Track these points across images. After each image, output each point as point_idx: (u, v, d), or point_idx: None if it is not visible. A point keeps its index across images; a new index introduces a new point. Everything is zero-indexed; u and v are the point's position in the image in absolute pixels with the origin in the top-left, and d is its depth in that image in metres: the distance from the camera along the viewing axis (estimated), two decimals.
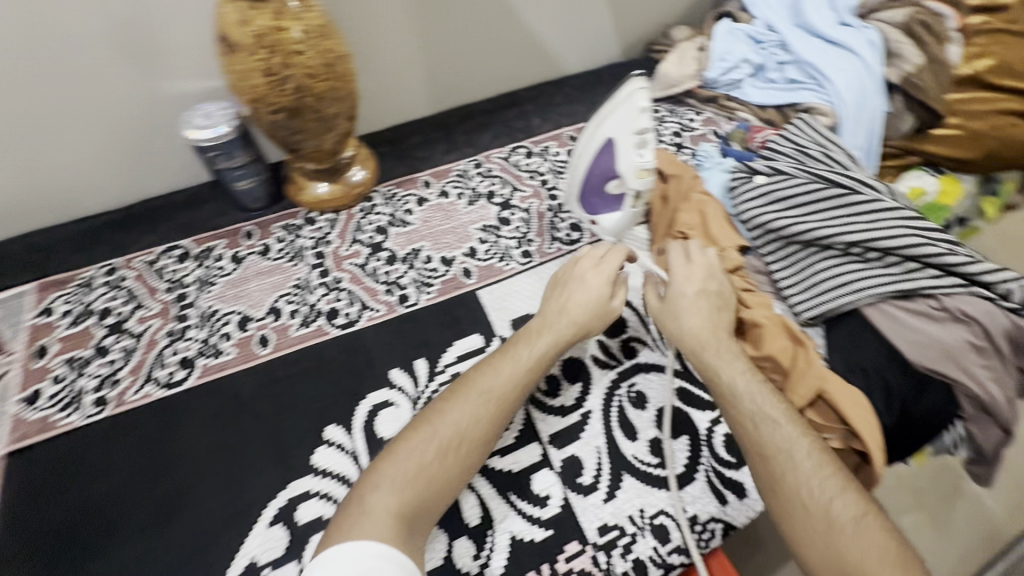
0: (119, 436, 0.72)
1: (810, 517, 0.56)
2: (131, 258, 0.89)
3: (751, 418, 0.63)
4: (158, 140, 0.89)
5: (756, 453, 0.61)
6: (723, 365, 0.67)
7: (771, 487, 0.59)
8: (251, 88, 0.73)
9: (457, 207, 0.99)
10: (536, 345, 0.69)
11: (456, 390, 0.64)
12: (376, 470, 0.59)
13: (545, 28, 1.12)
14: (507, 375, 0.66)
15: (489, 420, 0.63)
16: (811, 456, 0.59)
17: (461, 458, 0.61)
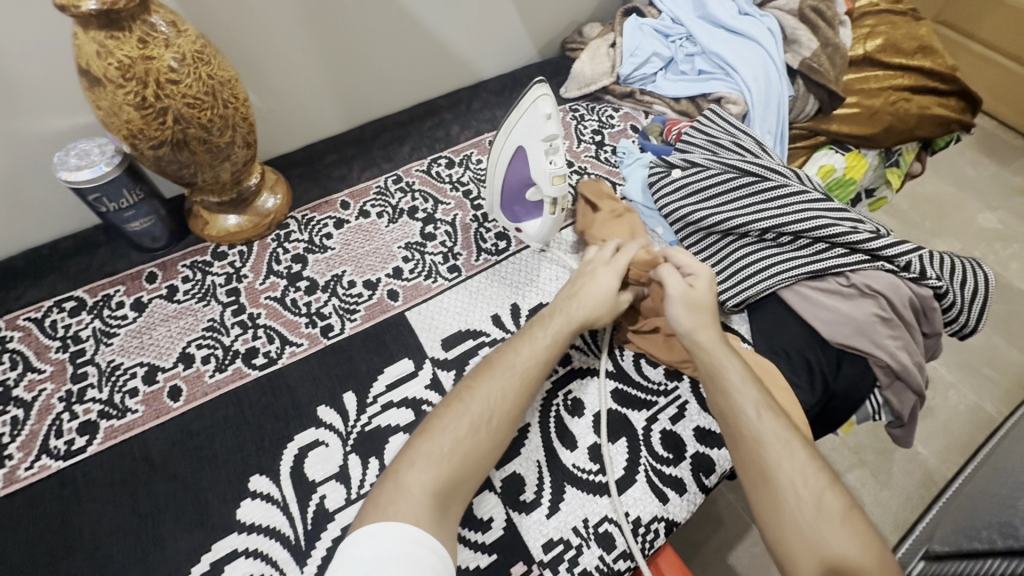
0: (14, 518, 0.65)
1: (799, 504, 0.56)
2: (15, 317, 0.80)
3: (754, 406, 0.63)
4: (33, 185, 0.81)
5: (752, 439, 0.61)
6: (720, 354, 0.67)
7: (760, 474, 0.59)
8: (126, 123, 0.67)
9: (378, 226, 0.95)
10: (556, 321, 0.70)
11: (487, 370, 0.65)
12: (406, 462, 0.57)
13: (455, 34, 1.09)
14: (535, 353, 0.67)
15: (519, 396, 0.64)
16: (803, 451, 0.60)
17: (494, 432, 0.61)
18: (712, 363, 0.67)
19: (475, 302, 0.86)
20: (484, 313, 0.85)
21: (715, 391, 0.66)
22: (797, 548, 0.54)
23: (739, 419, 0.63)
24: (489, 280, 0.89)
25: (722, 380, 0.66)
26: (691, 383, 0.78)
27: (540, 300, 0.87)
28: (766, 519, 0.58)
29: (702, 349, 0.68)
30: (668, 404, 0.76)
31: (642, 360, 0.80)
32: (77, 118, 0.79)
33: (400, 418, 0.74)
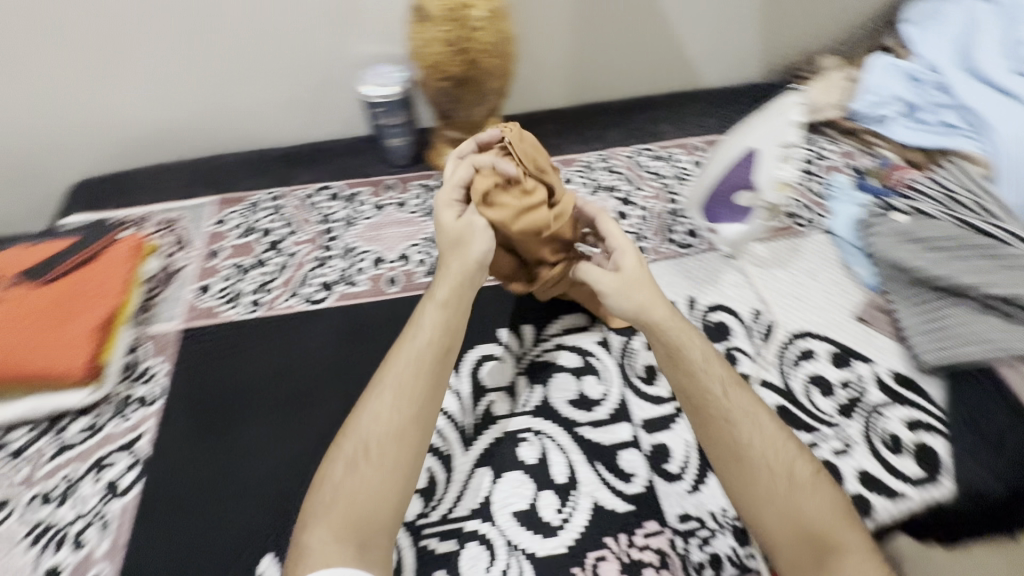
0: (264, 336, 0.81)
1: (773, 477, 0.60)
2: (293, 190, 1.01)
3: (720, 385, 0.66)
4: (335, 92, 1.01)
5: (723, 418, 0.64)
6: (679, 330, 0.68)
7: (733, 454, 0.62)
8: (431, 56, 0.82)
9: (579, 194, 1.03)
10: (421, 323, 0.67)
11: (367, 399, 0.63)
12: (311, 519, 0.57)
13: (690, 38, 1.14)
14: (405, 369, 0.64)
15: (404, 413, 0.61)
16: (764, 424, 0.63)
17: (379, 462, 0.59)
18: (679, 338, 0.68)
19: None
20: None
21: (677, 372, 0.67)
22: (775, 519, 0.58)
23: (710, 401, 0.65)
24: (671, 268, 0.92)
25: (682, 362, 0.67)
26: (862, 426, 0.75)
27: (717, 300, 0.89)
28: (735, 492, 0.61)
29: (666, 331, 0.68)
30: (833, 436, 0.74)
31: (812, 387, 0.79)
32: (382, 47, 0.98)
33: (568, 360, 0.80)
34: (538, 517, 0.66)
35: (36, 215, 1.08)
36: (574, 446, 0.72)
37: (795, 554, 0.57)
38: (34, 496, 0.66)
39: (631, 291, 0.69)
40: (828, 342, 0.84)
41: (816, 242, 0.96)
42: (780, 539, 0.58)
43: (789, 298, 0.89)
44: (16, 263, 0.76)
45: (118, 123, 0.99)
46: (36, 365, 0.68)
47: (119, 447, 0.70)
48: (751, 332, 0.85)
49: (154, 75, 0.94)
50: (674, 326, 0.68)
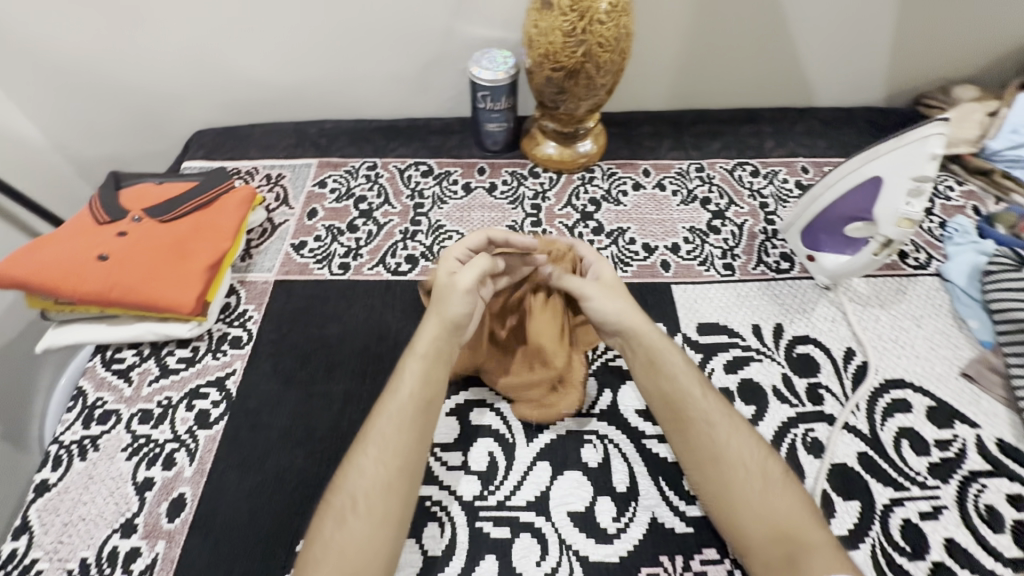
0: (346, 300, 0.84)
1: (750, 479, 0.61)
2: (389, 162, 1.04)
3: (699, 389, 0.67)
4: (442, 71, 1.03)
5: (700, 420, 0.64)
6: (658, 338, 0.70)
7: (709, 456, 0.62)
8: (547, 45, 0.82)
9: (670, 202, 1.00)
10: (405, 374, 0.66)
11: (355, 452, 0.61)
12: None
13: (813, 52, 1.07)
14: (393, 422, 0.62)
15: (391, 464, 0.60)
16: (738, 427, 0.64)
17: (373, 514, 0.57)
18: (656, 344, 0.70)
19: (739, 304, 0.87)
20: (744, 319, 0.85)
21: (656, 374, 0.68)
22: (751, 522, 0.59)
23: (688, 403, 0.66)
24: (760, 291, 0.88)
25: (661, 367, 0.68)
26: (956, 492, 0.69)
27: (807, 331, 0.84)
28: (712, 496, 0.62)
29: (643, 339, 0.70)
30: (921, 497, 0.69)
31: (903, 441, 0.73)
32: (495, 31, 0.98)
33: None
34: (594, 522, 0.66)
35: (156, 156, 1.17)
36: (638, 457, 0.71)
37: (770, 559, 0.57)
38: (136, 412, 0.72)
39: (614, 295, 0.73)
40: (926, 396, 0.77)
41: (926, 286, 0.89)
42: (755, 543, 0.58)
43: (886, 342, 0.82)
44: (143, 200, 0.83)
45: (239, 80, 1.05)
46: (152, 296, 0.74)
47: (212, 381, 0.75)
48: (840, 372, 0.79)
49: (279, 37, 0.99)
50: (650, 329, 0.71)
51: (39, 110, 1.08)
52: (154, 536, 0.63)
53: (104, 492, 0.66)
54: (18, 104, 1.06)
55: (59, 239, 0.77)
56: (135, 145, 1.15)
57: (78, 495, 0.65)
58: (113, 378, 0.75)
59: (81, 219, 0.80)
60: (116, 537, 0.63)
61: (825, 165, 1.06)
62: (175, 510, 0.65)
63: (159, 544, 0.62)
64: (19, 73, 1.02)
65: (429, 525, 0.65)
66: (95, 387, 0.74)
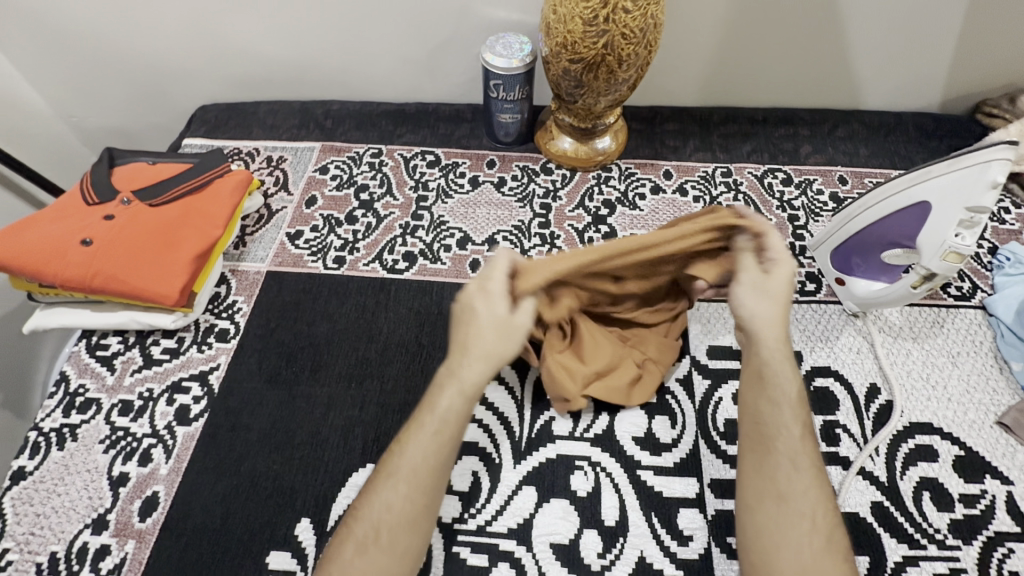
0: (338, 296, 0.81)
1: (806, 535, 0.56)
2: (394, 149, 0.99)
3: (795, 428, 0.60)
4: (455, 55, 0.97)
5: (786, 459, 0.59)
6: (780, 364, 0.63)
7: (777, 494, 0.57)
8: (566, 33, 0.74)
9: (690, 208, 0.93)
10: (444, 403, 0.59)
11: (379, 478, 0.57)
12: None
13: (864, 51, 0.97)
14: (418, 460, 0.57)
15: (417, 501, 0.56)
16: (819, 481, 0.58)
17: (390, 547, 0.55)
18: (776, 361, 0.63)
19: None
20: None
21: (760, 396, 0.62)
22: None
23: (780, 436, 0.60)
24: None
25: (773, 390, 0.62)
26: (978, 555, 0.63)
27: (828, 362, 0.77)
28: (755, 535, 0.57)
29: (766, 351, 0.63)
30: (938, 558, 0.63)
31: (924, 493, 0.67)
32: (513, 15, 0.91)
33: None
34: (578, 556, 0.62)
35: (162, 130, 1.15)
36: (631, 489, 0.66)
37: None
38: (117, 403, 0.70)
39: (767, 296, 0.63)
40: (955, 444, 0.70)
41: (966, 320, 0.81)
42: None
43: (917, 381, 0.75)
44: (135, 180, 0.80)
45: (244, 55, 1.00)
46: (136, 285, 0.71)
47: (195, 374, 0.73)
48: (861, 411, 0.73)
49: (284, 11, 0.93)
50: (775, 347, 0.63)
51: (45, 78, 1.05)
52: (125, 535, 0.61)
53: (79, 484, 0.64)
54: (24, 72, 1.04)
55: (46, 220, 0.74)
56: (141, 117, 1.12)
57: (53, 486, 0.64)
58: (96, 365, 0.73)
59: (71, 198, 0.78)
60: (87, 532, 0.62)
61: (865, 177, 0.97)
62: (147, 510, 0.63)
63: (128, 544, 0.61)
64: (23, 39, 0.99)
65: None
66: (78, 373, 0.73)
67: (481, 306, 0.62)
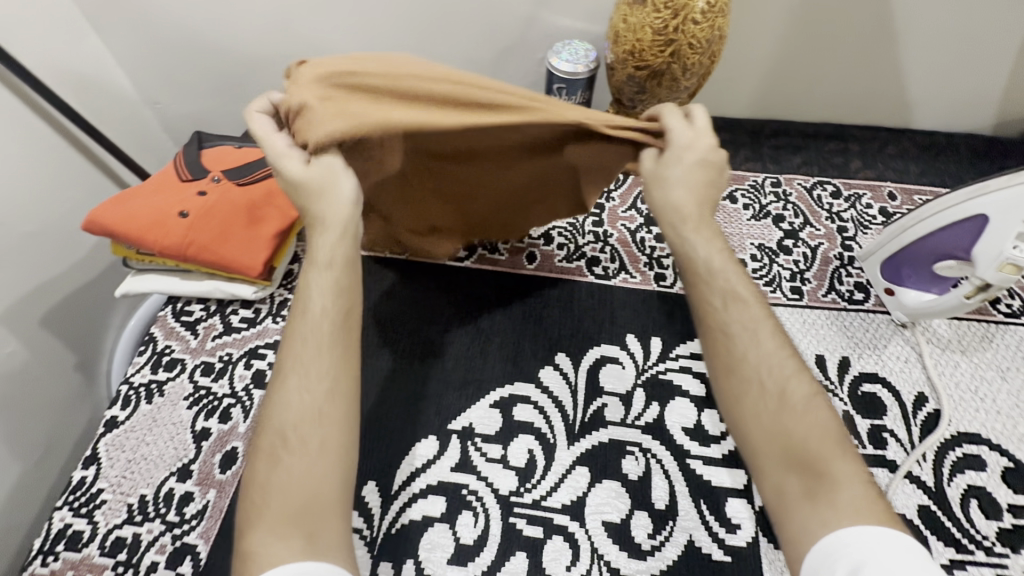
0: (402, 279, 0.85)
1: (766, 395, 0.53)
2: None
3: (722, 297, 0.59)
4: (518, 58, 1.02)
5: (723, 333, 0.57)
6: (700, 243, 0.61)
7: (728, 372, 0.56)
8: (635, 41, 0.79)
9: (740, 215, 0.96)
10: (310, 289, 0.58)
11: (274, 394, 0.54)
12: (250, 521, 0.48)
13: (918, 70, 0.99)
14: (310, 358, 0.54)
15: (318, 391, 0.53)
16: (766, 334, 0.56)
17: (307, 442, 0.51)
18: (697, 237, 0.61)
19: (804, 332, 0.82)
20: (808, 347, 0.81)
21: (694, 283, 0.61)
22: (765, 441, 0.52)
23: (716, 315, 0.58)
24: (828, 320, 0.84)
25: (697, 270, 0.61)
26: None
27: (876, 369, 0.79)
28: (733, 421, 0.55)
29: (685, 231, 0.62)
30: (986, 563, 0.64)
31: (971, 501, 0.68)
32: (577, 23, 0.96)
33: (691, 387, 0.76)
34: (628, 535, 0.64)
35: (237, 119, 1.22)
36: (681, 476, 0.69)
37: (788, 489, 0.50)
38: (199, 364, 0.76)
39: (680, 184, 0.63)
40: (1004, 456, 0.71)
41: (1016, 337, 0.81)
42: (765, 459, 0.52)
43: (965, 392, 0.76)
44: (223, 161, 0.86)
45: (320, 52, 1.07)
46: (225, 256, 0.77)
47: (270, 343, 0.78)
48: (908, 417, 0.74)
49: (362, 12, 0.99)
50: (689, 221, 0.62)
51: (137, 65, 1.14)
52: (207, 484, 0.66)
53: (165, 435, 0.70)
54: (118, 58, 1.13)
55: (144, 193, 0.81)
56: (219, 106, 1.20)
57: (142, 435, 0.70)
58: (181, 329, 0.79)
59: (165, 174, 0.84)
60: (172, 479, 0.66)
61: (915, 193, 0.98)
62: (227, 462, 0.68)
63: (210, 492, 0.66)
64: (122, 28, 1.07)
65: (463, 514, 0.66)
66: (165, 335, 0.78)
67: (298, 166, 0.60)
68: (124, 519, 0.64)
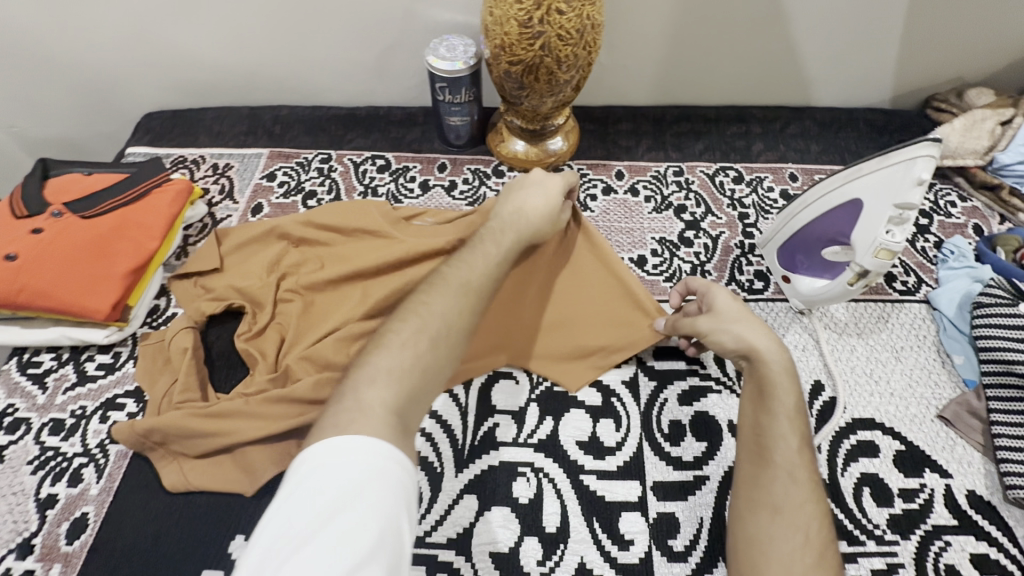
0: None
1: (800, 549, 0.53)
2: (343, 154, 0.98)
3: (793, 443, 0.58)
4: (402, 56, 0.96)
5: (781, 471, 0.57)
6: (783, 385, 0.60)
7: (769, 508, 0.56)
8: (503, 35, 0.74)
9: (641, 209, 0.93)
10: (502, 218, 0.68)
11: (433, 285, 0.59)
12: (368, 378, 0.51)
13: (811, 48, 0.97)
14: (490, 257, 0.63)
15: (473, 295, 0.60)
16: (812, 495, 0.56)
17: (453, 346, 0.56)
18: (773, 377, 0.61)
19: None
20: None
21: (758, 409, 0.61)
22: None
23: (775, 448, 0.58)
24: None
25: (771, 403, 0.60)
26: (916, 550, 0.64)
27: None
28: (752, 550, 0.55)
29: (763, 363, 0.61)
30: (876, 553, 0.63)
31: (864, 489, 0.67)
32: (457, 16, 0.91)
33: (588, 397, 0.73)
34: (517, 564, 0.61)
35: (110, 138, 1.12)
36: (573, 494, 0.66)
37: None
38: (47, 422, 0.69)
39: (738, 320, 0.64)
40: (897, 439, 0.71)
41: (910, 315, 0.81)
42: None
43: (860, 376, 0.76)
44: (66, 192, 0.78)
45: (189, 61, 0.98)
46: (66, 300, 0.70)
47: (130, 391, 0.71)
48: (804, 409, 0.73)
49: (226, 16, 0.91)
50: (776, 356, 0.61)
51: None
52: (51, 559, 0.60)
53: (3, 508, 0.63)
54: None
55: None
56: (88, 125, 1.09)
57: None
58: (28, 384, 0.72)
59: None
60: (10, 558, 0.60)
61: (815, 173, 0.97)
62: (75, 532, 0.61)
63: (54, 568, 0.59)
64: None
65: None
66: (7, 393, 0.71)
67: (540, 197, 0.70)
68: None
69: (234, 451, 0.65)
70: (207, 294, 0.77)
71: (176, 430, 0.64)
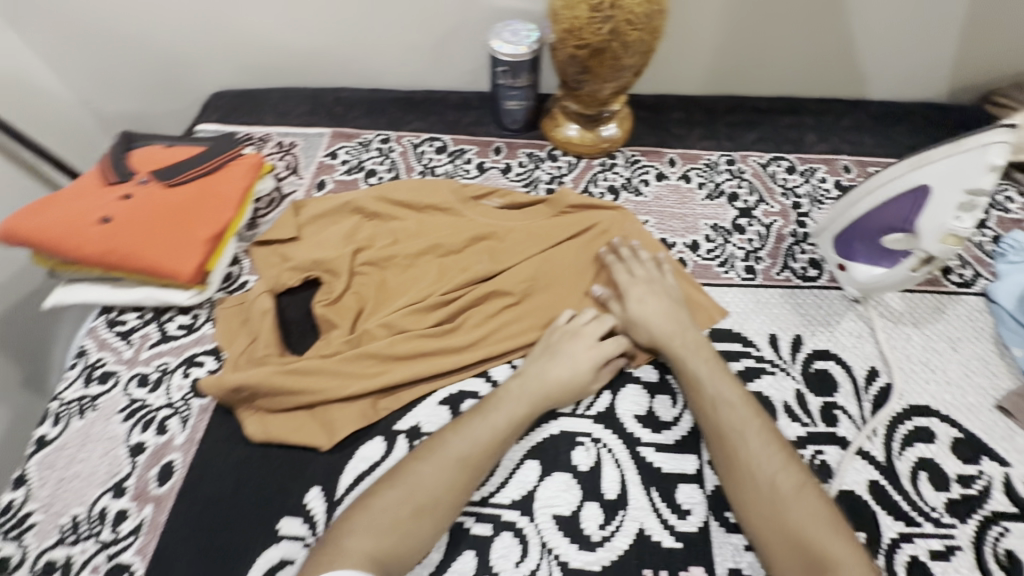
0: None
1: (762, 487, 0.58)
2: (402, 136, 1.01)
3: (714, 402, 0.65)
4: (463, 41, 0.99)
5: (717, 434, 0.63)
6: (690, 355, 0.69)
7: (727, 467, 0.61)
8: (571, 19, 0.76)
9: (694, 195, 0.94)
10: (532, 371, 0.69)
11: (428, 449, 0.62)
12: (344, 528, 0.56)
13: (869, 40, 0.97)
14: (499, 420, 0.64)
15: (462, 464, 0.61)
16: (755, 435, 0.61)
17: (431, 517, 0.58)
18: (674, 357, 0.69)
19: (758, 310, 0.81)
20: (761, 326, 0.80)
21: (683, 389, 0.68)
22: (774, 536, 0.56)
23: (707, 415, 0.65)
24: (782, 299, 0.83)
25: (691, 381, 0.67)
26: (974, 534, 0.64)
27: (828, 346, 0.78)
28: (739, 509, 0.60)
29: (668, 347, 0.70)
30: (934, 535, 0.64)
31: (921, 473, 0.68)
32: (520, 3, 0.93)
33: (644, 373, 0.74)
34: (578, 527, 0.64)
35: (176, 117, 1.17)
36: (632, 464, 0.68)
37: None
38: (134, 375, 0.73)
39: (646, 305, 0.73)
40: (954, 427, 0.71)
41: (967, 307, 0.81)
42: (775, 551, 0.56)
43: (916, 365, 0.76)
44: (150, 161, 0.82)
45: (259, 43, 1.02)
46: (152, 262, 0.74)
47: (209, 349, 0.75)
48: (860, 394, 0.74)
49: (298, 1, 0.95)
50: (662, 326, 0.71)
51: (66, 65, 1.08)
52: (143, 500, 0.64)
53: (98, 452, 0.68)
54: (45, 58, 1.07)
55: (67, 199, 0.78)
56: (158, 103, 1.14)
57: (75, 453, 0.68)
58: (114, 339, 0.76)
59: (89, 178, 0.81)
60: (106, 497, 0.65)
61: (870, 165, 0.97)
62: (163, 476, 0.66)
63: (146, 508, 0.64)
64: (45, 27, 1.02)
65: None
66: (97, 347, 0.76)
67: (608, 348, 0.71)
68: (55, 541, 0.63)
69: (309, 409, 0.69)
70: (282, 265, 0.80)
71: (256, 386, 0.68)
